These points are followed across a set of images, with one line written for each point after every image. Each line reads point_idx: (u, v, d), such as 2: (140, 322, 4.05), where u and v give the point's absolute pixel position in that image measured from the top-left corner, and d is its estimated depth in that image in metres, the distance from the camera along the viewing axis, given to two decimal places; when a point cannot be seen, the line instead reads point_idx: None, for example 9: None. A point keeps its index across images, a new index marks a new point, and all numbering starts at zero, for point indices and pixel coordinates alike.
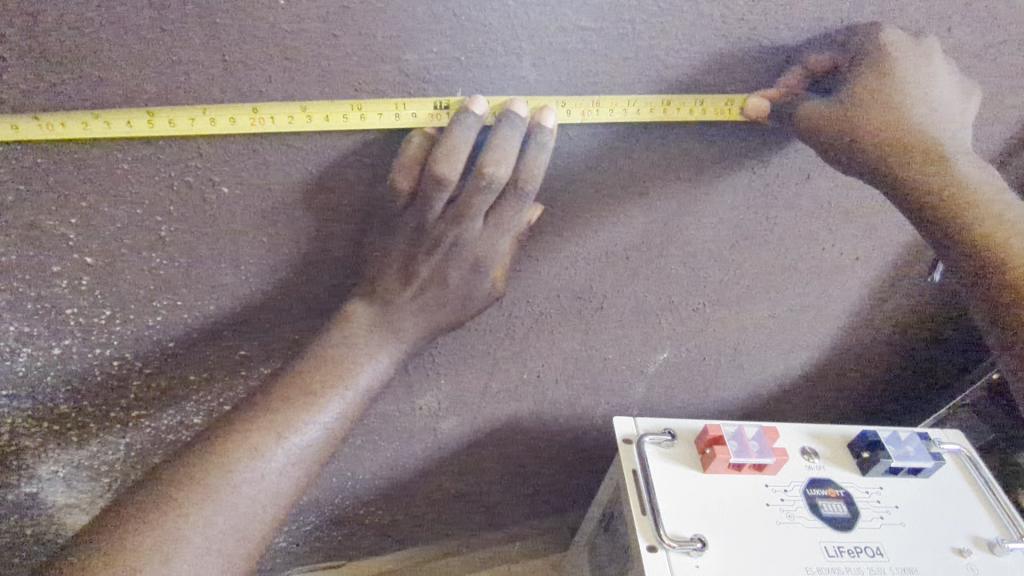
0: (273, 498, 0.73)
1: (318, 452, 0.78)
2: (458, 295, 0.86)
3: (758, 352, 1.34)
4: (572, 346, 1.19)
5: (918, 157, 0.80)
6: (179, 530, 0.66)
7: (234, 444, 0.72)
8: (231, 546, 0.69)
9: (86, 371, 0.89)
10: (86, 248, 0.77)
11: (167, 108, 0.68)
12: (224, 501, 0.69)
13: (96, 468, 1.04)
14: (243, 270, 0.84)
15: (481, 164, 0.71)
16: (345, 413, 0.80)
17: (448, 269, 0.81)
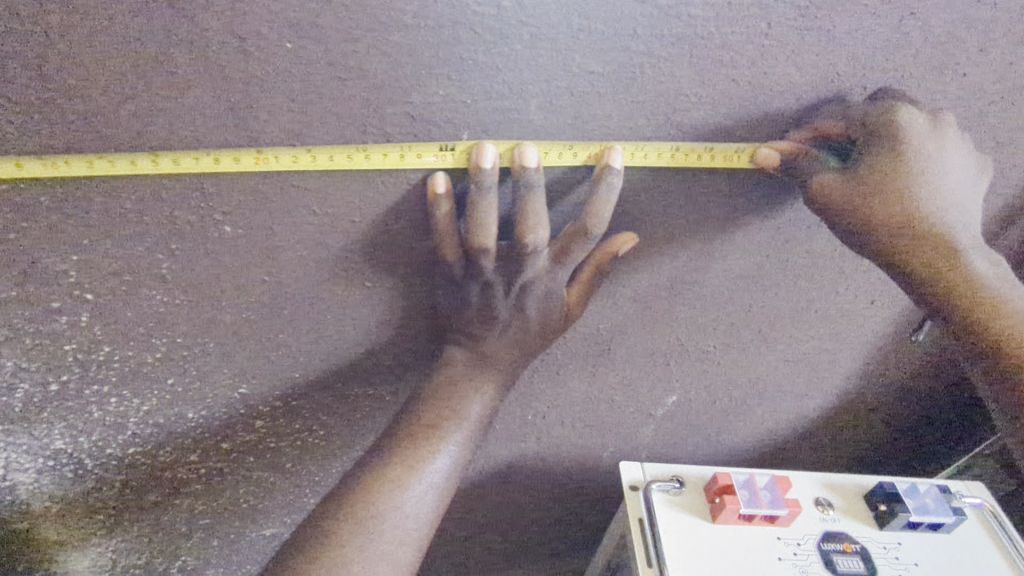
0: (414, 536, 0.77)
1: (450, 480, 0.82)
2: (539, 328, 0.86)
3: (770, 396, 1.31)
4: (579, 388, 1.16)
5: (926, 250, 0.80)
6: (340, 563, 0.71)
7: (374, 485, 0.76)
8: (388, 573, 0.74)
9: (84, 408, 0.88)
10: (87, 285, 0.76)
11: (171, 148, 0.68)
12: (370, 546, 0.73)
13: (91, 504, 1.02)
14: (246, 308, 0.84)
15: (523, 232, 0.76)
16: (464, 445, 0.83)
17: (525, 304, 0.83)
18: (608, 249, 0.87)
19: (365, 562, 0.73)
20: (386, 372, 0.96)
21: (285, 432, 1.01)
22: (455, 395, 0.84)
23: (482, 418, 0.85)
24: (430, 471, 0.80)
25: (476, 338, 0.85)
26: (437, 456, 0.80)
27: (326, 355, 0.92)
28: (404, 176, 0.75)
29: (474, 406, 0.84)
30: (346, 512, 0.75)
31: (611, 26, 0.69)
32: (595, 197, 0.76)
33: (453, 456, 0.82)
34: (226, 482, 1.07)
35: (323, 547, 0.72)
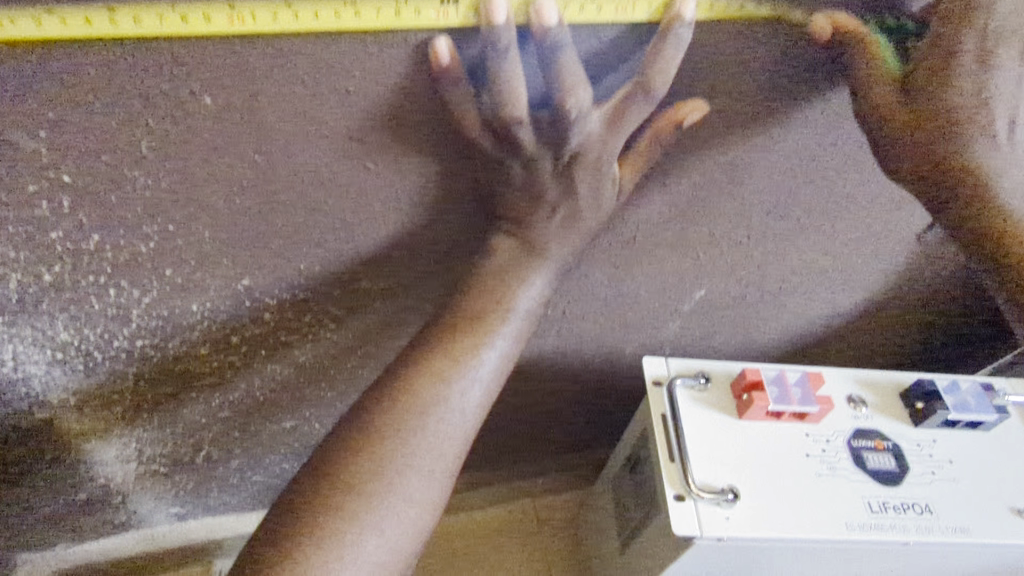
0: (463, 428, 0.77)
1: (498, 373, 0.81)
2: (590, 205, 0.83)
3: (804, 290, 1.23)
4: (602, 283, 1.10)
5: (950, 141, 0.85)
6: (387, 452, 0.73)
7: (420, 375, 0.77)
8: (434, 464, 0.75)
9: (83, 301, 0.84)
10: (63, 167, 0.69)
11: (131, 3, 0.57)
12: (416, 435, 0.74)
13: (107, 396, 1.01)
14: (239, 193, 0.77)
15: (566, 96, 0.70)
16: (511, 338, 0.82)
17: (575, 178, 0.79)
18: (672, 117, 0.79)
19: (411, 453, 0.73)
20: (392, 260, 0.92)
21: (294, 326, 0.98)
22: (501, 285, 0.82)
23: (530, 310, 0.84)
24: (475, 367, 0.79)
25: (521, 222, 0.82)
26: (483, 351, 0.80)
27: (329, 244, 0.87)
28: (404, 37, 0.65)
29: (519, 298, 0.82)
30: (390, 402, 0.76)
31: None
32: (657, 48, 0.70)
33: (499, 352, 0.81)
34: (240, 375, 1.05)
35: (370, 435, 0.74)
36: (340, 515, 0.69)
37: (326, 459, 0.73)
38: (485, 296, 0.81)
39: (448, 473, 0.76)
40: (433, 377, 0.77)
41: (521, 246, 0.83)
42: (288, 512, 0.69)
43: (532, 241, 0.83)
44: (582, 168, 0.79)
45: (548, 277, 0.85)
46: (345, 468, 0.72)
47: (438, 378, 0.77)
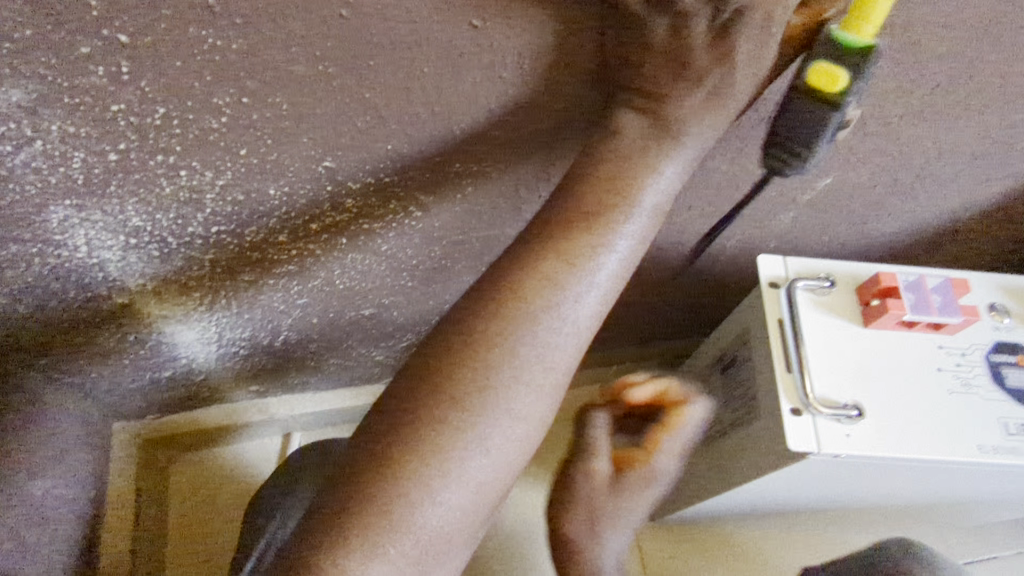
0: (570, 348, 0.62)
1: (616, 281, 0.64)
2: (748, 80, 0.63)
3: (952, 182, 1.05)
4: (721, 171, 0.95)
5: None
6: (478, 373, 0.59)
7: (520, 277, 0.61)
8: (540, 386, 0.61)
9: (153, 183, 0.75)
10: (117, 22, 0.56)
11: None
12: (514, 354, 0.60)
13: (185, 282, 0.96)
14: (321, 59, 0.63)
15: None
16: (635, 235, 0.64)
17: (733, 45, 0.60)
18: None
19: (516, 371, 0.59)
20: (489, 140, 0.78)
21: (377, 213, 0.88)
22: (626, 168, 0.63)
23: (661, 202, 0.65)
24: (590, 270, 0.62)
25: (653, 95, 0.63)
26: (600, 252, 0.62)
27: (420, 121, 0.73)
28: None
29: (647, 184, 0.63)
30: (483, 313, 0.60)
31: None
32: None
33: (621, 253, 0.63)
34: (319, 265, 0.97)
35: (458, 352, 0.59)
36: (435, 439, 0.57)
37: (411, 377, 0.60)
38: (603, 181, 0.62)
39: (558, 392, 0.62)
40: (535, 283, 0.61)
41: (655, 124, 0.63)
42: (367, 443, 0.58)
43: (670, 117, 0.63)
44: (749, 21, 0.59)
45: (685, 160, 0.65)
46: (434, 390, 0.58)
47: (541, 287, 0.61)
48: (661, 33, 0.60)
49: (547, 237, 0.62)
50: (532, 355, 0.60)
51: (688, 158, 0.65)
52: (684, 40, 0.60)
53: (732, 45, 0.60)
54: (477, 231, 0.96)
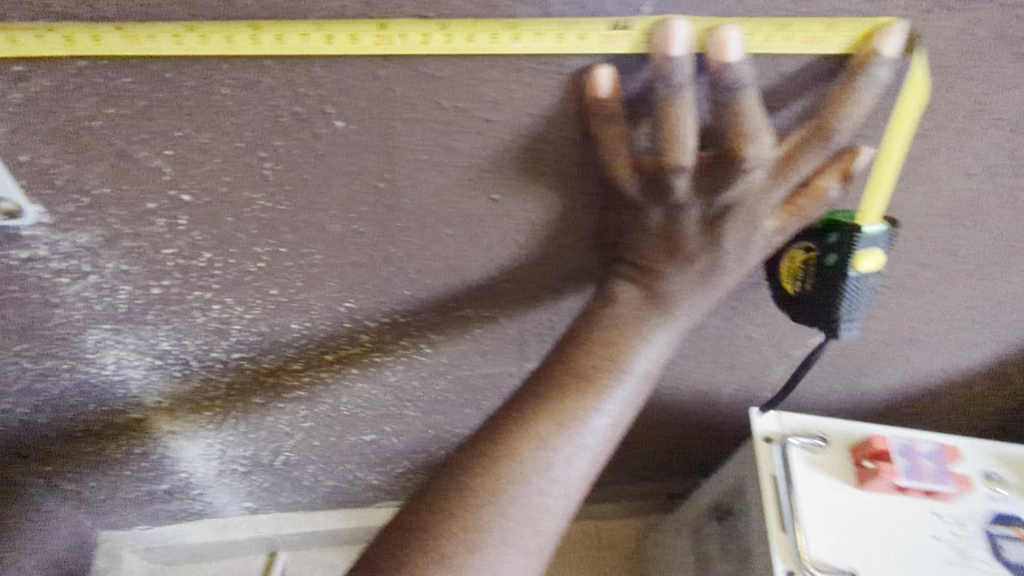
0: (560, 507, 0.65)
1: (606, 444, 0.69)
2: (734, 267, 0.68)
3: (939, 349, 1.10)
4: (717, 328, 1.00)
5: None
6: (472, 526, 0.61)
7: (517, 435, 0.65)
8: (527, 544, 0.63)
9: (187, 312, 0.81)
10: (183, 185, 0.65)
11: (275, 19, 0.51)
12: (506, 509, 0.63)
13: (199, 402, 0.99)
14: (354, 219, 0.71)
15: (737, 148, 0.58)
16: (625, 403, 0.69)
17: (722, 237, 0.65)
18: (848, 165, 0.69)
19: (507, 529, 0.62)
20: (500, 291, 0.84)
21: (390, 348, 0.92)
22: (616, 338, 0.68)
23: (650, 371, 0.70)
24: (580, 433, 0.66)
25: (648, 271, 0.68)
26: (592, 416, 0.67)
27: (438, 273, 0.80)
28: (558, 61, 0.57)
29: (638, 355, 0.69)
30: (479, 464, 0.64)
31: None
32: (850, 89, 0.59)
33: (610, 418, 0.68)
34: (328, 392, 1.01)
35: (453, 503, 0.62)
36: None
37: (406, 526, 0.62)
38: (598, 349, 0.68)
39: (545, 553, 0.65)
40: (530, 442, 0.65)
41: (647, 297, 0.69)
42: None
43: (659, 293, 0.68)
44: (734, 222, 0.64)
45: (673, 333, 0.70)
46: (426, 539, 0.60)
47: (536, 445, 0.65)
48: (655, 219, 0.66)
49: (544, 397, 0.67)
50: (523, 511, 0.63)
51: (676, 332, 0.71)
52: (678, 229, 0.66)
53: (718, 239, 0.65)
54: (483, 368, 1.00)
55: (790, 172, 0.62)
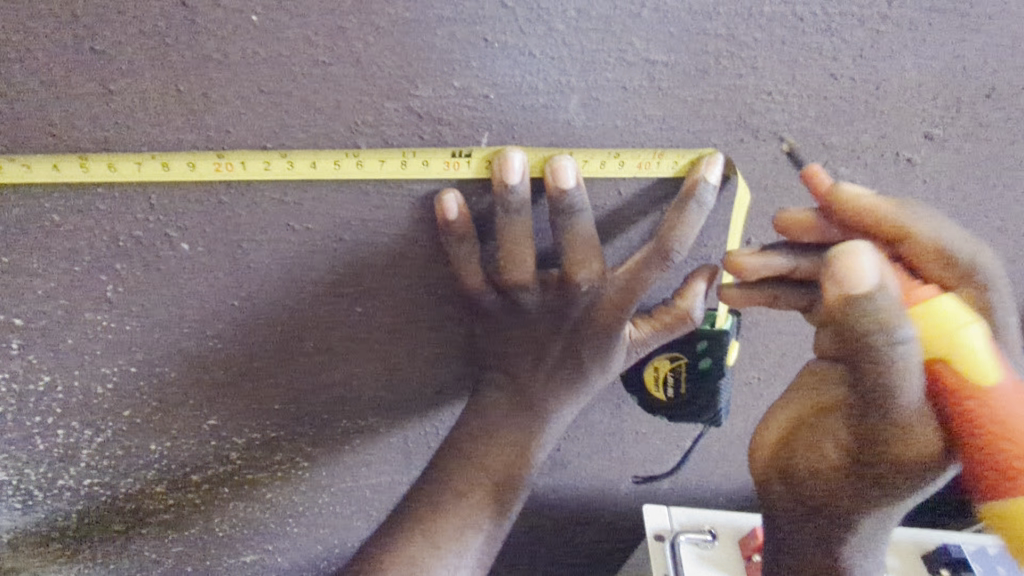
0: None
1: (482, 560, 0.72)
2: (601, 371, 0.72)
3: None
4: (607, 429, 1.00)
5: (910, 238, 0.55)
6: None
7: (388, 560, 0.69)
8: None
9: (27, 440, 0.75)
10: (16, 308, 0.62)
11: (106, 149, 0.51)
12: None
13: (45, 534, 0.89)
14: (212, 335, 0.69)
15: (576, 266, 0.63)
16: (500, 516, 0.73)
17: (580, 344, 0.70)
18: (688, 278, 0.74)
19: None
20: (376, 399, 0.82)
21: (263, 463, 0.87)
22: (486, 453, 0.73)
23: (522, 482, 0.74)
24: (452, 551, 0.70)
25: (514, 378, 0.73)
26: (465, 532, 0.70)
27: (308, 384, 0.77)
28: (406, 186, 0.59)
29: (508, 467, 0.73)
30: None
31: (681, 4, 0.53)
32: (678, 213, 0.62)
33: (485, 531, 0.72)
34: (198, 517, 0.92)
35: None
36: None
37: None
38: (469, 466, 0.73)
39: None
40: (402, 564, 0.68)
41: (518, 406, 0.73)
42: None
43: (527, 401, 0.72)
44: (590, 338, 0.69)
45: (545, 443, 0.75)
46: None
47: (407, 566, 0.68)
48: (519, 333, 0.71)
49: (416, 520, 0.71)
50: None
51: (546, 448, 0.77)
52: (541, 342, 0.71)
53: (580, 355, 0.71)
54: (367, 478, 0.95)
55: (635, 285, 0.66)
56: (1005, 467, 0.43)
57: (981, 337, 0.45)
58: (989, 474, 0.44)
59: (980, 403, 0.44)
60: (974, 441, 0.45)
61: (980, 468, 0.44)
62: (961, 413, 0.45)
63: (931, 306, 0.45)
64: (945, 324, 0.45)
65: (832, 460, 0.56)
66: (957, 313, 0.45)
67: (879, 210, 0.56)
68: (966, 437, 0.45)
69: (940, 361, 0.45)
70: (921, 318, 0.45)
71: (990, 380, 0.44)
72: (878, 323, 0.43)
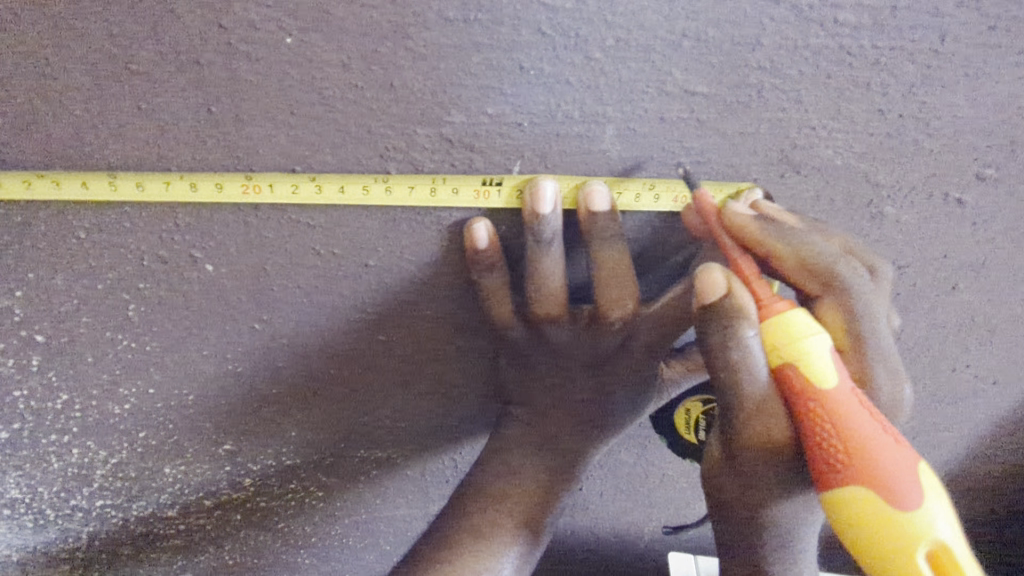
0: None
1: None
2: (627, 408, 0.72)
3: None
4: (632, 470, 0.96)
5: (773, 255, 0.57)
6: None
7: None
8: None
9: (41, 458, 0.74)
10: (38, 324, 0.61)
11: (135, 168, 0.51)
12: None
13: (55, 554, 0.87)
14: (231, 359, 0.68)
15: (606, 299, 0.62)
16: (519, 558, 0.70)
17: (607, 380, 0.70)
18: None
19: None
20: (395, 430, 0.80)
21: (277, 491, 0.85)
22: (509, 492, 0.71)
23: (542, 523, 0.72)
24: None
25: (537, 413, 0.72)
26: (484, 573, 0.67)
27: (326, 411, 0.76)
28: (435, 213, 0.58)
29: (529, 506, 0.71)
30: None
31: (724, 35, 0.51)
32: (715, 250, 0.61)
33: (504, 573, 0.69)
34: (209, 544, 0.90)
35: None
36: None
37: None
38: (486, 504, 0.70)
39: None
40: None
41: (539, 443, 0.72)
42: None
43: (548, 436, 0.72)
44: (618, 374, 0.69)
45: (567, 486, 0.73)
46: None
47: None
48: (546, 368, 0.70)
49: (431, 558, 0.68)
50: None
51: (569, 490, 0.74)
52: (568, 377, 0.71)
53: (608, 391, 0.70)
54: (382, 510, 0.92)
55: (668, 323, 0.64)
56: (841, 460, 0.48)
57: (821, 346, 0.50)
58: (829, 467, 0.49)
59: (821, 405, 0.49)
60: (820, 440, 0.49)
61: (822, 461, 0.49)
62: (804, 415, 0.50)
63: (778, 320, 0.51)
64: (787, 335, 0.51)
65: (715, 454, 0.61)
66: (800, 327, 0.50)
67: (743, 228, 0.57)
68: (809, 439, 0.50)
69: (790, 365, 0.50)
70: (770, 329, 0.51)
71: (828, 383, 0.49)
72: (716, 322, 0.51)
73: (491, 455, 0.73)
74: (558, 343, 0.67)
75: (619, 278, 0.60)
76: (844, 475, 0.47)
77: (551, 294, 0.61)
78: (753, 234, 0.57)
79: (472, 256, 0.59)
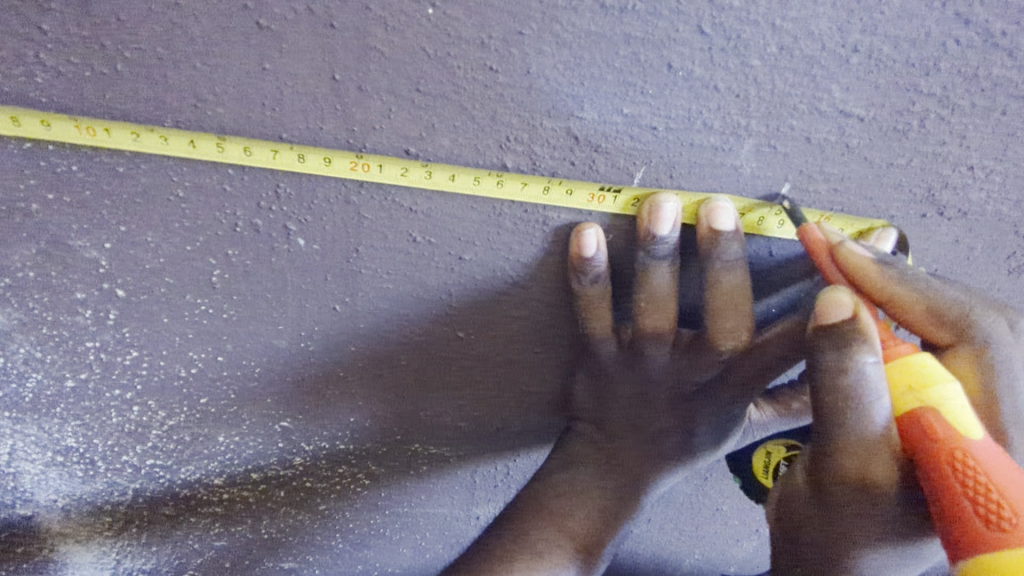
0: None
1: None
2: (708, 439, 0.67)
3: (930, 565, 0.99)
4: (687, 503, 0.90)
5: (894, 302, 0.49)
6: None
7: None
8: None
9: (102, 411, 0.73)
10: (119, 279, 0.59)
11: (245, 131, 0.49)
12: None
13: (97, 506, 0.85)
14: (304, 336, 0.65)
15: (716, 324, 0.57)
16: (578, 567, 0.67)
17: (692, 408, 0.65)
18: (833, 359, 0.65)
19: None
20: (454, 429, 0.76)
21: (324, 474, 0.82)
22: (572, 510, 0.67)
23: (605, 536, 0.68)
24: None
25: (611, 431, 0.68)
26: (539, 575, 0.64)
27: (389, 403, 0.73)
28: (543, 214, 0.54)
29: (593, 521, 0.67)
30: None
31: (899, 54, 0.46)
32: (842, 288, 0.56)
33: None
34: (249, 515, 0.88)
35: None
36: None
37: None
38: (549, 516, 0.67)
39: None
40: None
41: (608, 461, 0.68)
42: None
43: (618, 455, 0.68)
44: (704, 405, 0.65)
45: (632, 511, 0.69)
46: None
47: None
48: (626, 388, 0.66)
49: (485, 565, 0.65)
50: None
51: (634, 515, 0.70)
52: (649, 401, 0.67)
53: (691, 422, 0.66)
54: (424, 506, 0.89)
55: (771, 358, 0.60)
56: (994, 517, 0.40)
57: (961, 394, 0.45)
58: (974, 527, 0.41)
59: (961, 454, 0.43)
60: (961, 495, 0.42)
61: (965, 519, 0.42)
62: (936, 464, 0.44)
63: (908, 360, 0.47)
64: (918, 377, 0.47)
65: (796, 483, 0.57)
66: (935, 371, 0.46)
67: (861, 271, 0.49)
68: (940, 491, 0.44)
69: (926, 407, 0.46)
70: (898, 369, 0.47)
71: (969, 433, 0.44)
72: (835, 344, 0.47)
73: (555, 470, 0.69)
74: (647, 364, 0.63)
75: (733, 302, 0.56)
76: (996, 534, 0.40)
77: (655, 309, 0.58)
78: (870, 279, 0.49)
79: (578, 268, 0.55)
